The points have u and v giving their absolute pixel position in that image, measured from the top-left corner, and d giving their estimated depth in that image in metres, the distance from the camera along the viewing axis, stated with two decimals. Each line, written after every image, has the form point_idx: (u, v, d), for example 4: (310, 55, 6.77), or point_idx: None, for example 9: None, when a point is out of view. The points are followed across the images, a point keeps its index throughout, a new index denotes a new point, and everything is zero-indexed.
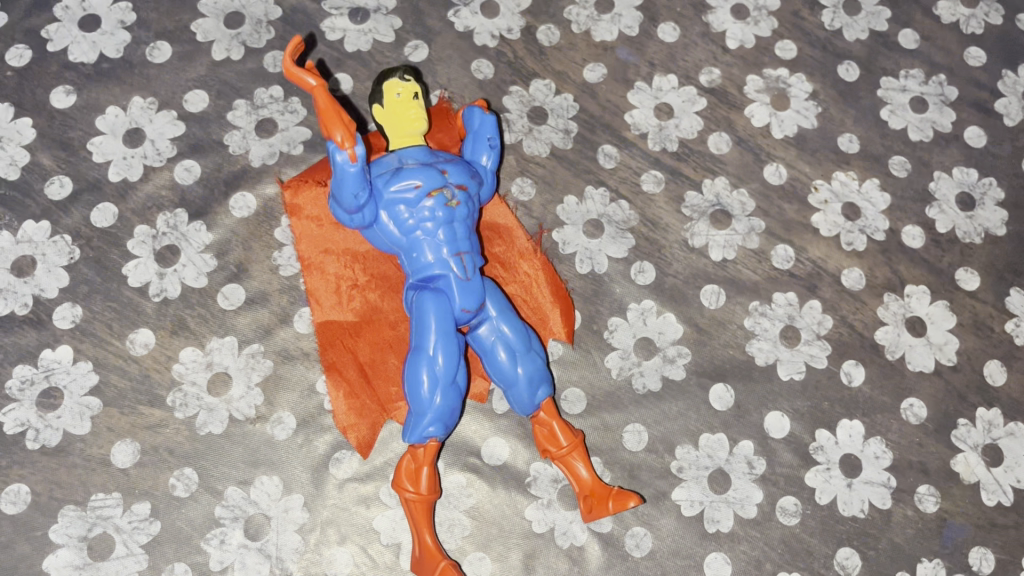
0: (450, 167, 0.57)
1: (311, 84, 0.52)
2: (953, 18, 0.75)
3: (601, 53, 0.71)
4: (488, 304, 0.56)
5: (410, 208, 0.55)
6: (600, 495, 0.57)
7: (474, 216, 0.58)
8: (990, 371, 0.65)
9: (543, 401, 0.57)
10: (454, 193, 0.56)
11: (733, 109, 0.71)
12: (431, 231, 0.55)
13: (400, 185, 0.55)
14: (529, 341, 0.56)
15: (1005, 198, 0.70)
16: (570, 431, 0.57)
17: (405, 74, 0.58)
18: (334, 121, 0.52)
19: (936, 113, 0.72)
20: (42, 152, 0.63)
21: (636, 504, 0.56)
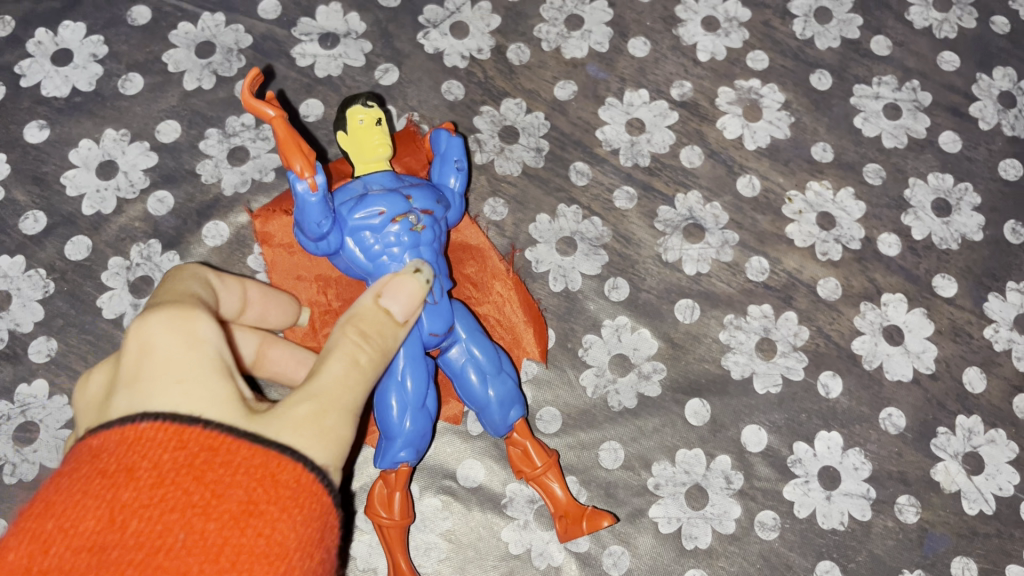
0: (415, 192, 0.57)
1: (271, 114, 0.51)
2: (926, 23, 0.75)
3: (572, 70, 0.71)
4: (457, 326, 0.56)
5: (375, 234, 0.55)
6: (574, 514, 0.56)
7: (441, 239, 0.58)
8: (969, 378, 0.64)
9: (516, 422, 0.57)
10: (419, 218, 0.56)
11: (705, 122, 0.71)
12: (397, 256, 0.55)
13: (364, 212, 0.55)
14: (500, 363, 0.57)
15: (982, 203, 0.70)
16: (544, 450, 0.57)
17: (367, 100, 0.58)
18: (295, 150, 0.52)
19: (910, 119, 0.72)
20: (17, 187, 0.64)
21: (609, 524, 0.56)
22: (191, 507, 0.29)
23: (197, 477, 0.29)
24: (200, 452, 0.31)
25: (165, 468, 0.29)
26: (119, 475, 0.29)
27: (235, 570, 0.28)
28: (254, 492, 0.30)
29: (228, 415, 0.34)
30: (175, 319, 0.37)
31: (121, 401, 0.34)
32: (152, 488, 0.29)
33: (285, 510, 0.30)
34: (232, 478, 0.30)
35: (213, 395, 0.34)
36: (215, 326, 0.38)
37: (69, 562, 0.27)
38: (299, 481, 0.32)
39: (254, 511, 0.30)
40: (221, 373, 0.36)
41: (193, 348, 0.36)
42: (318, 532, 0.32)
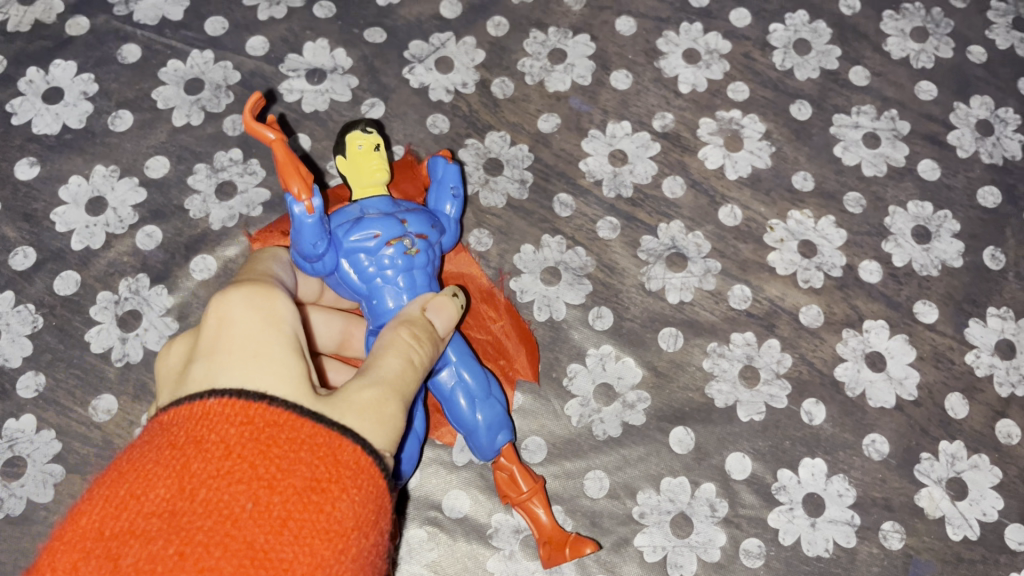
0: (410, 216, 0.58)
1: (272, 136, 0.52)
2: (903, 54, 0.77)
3: (555, 103, 0.72)
4: (448, 350, 0.56)
5: (370, 256, 0.56)
6: (559, 541, 0.57)
7: (436, 263, 0.59)
8: (952, 404, 0.65)
9: (504, 446, 0.57)
10: (413, 241, 0.57)
11: (687, 152, 0.72)
12: (390, 277, 0.56)
13: (360, 235, 0.56)
14: (489, 388, 0.57)
15: (961, 229, 0.70)
16: (530, 476, 0.58)
17: (366, 126, 0.59)
18: (296, 173, 0.53)
19: (889, 148, 0.73)
20: (7, 224, 0.65)
21: (592, 550, 0.57)
22: (257, 480, 0.31)
23: (263, 452, 0.32)
24: (266, 425, 0.33)
25: (239, 443, 0.32)
26: (195, 446, 0.32)
27: (296, 543, 0.31)
28: (316, 470, 0.33)
29: (298, 392, 0.36)
30: (254, 298, 0.41)
31: (199, 374, 0.37)
32: (221, 461, 0.32)
33: (347, 491, 0.33)
34: (298, 456, 0.33)
35: (284, 370, 0.37)
36: (289, 311, 0.42)
37: (140, 526, 0.30)
38: (357, 462, 0.34)
39: (318, 488, 0.32)
40: (292, 351, 0.39)
41: (270, 326, 0.40)
42: (373, 510, 0.34)
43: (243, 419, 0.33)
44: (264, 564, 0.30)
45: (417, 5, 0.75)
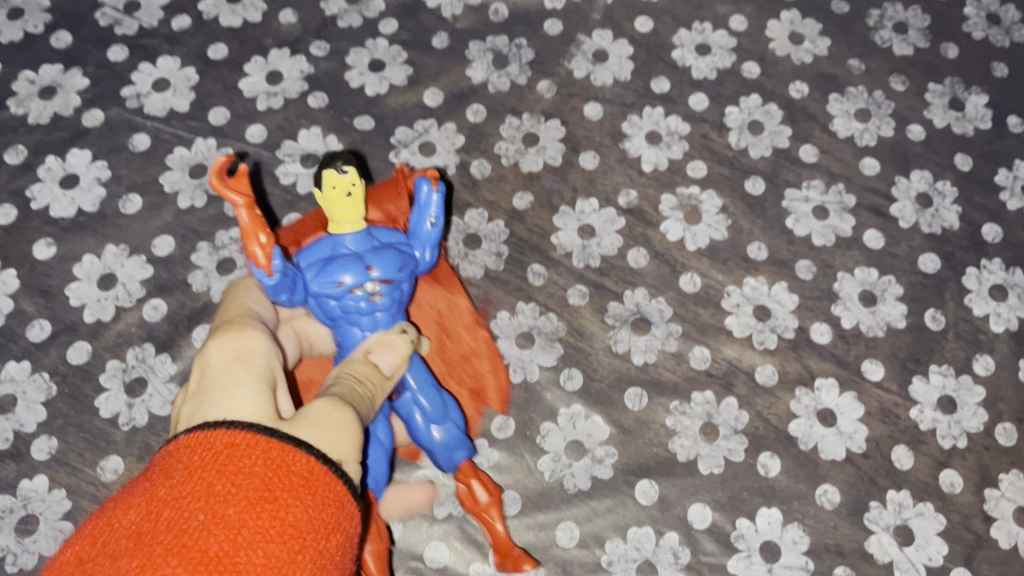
0: (377, 256, 0.61)
1: (235, 194, 0.56)
2: (849, 133, 0.84)
3: (528, 182, 0.79)
4: (408, 379, 0.60)
5: (336, 299, 0.60)
6: (506, 551, 0.64)
7: (403, 294, 0.63)
8: (898, 456, 0.70)
9: (461, 461, 0.63)
10: (377, 288, 0.60)
11: (650, 226, 0.78)
12: (352, 318, 0.61)
13: (325, 281, 0.60)
14: (445, 412, 0.62)
15: (905, 293, 0.76)
16: (489, 488, 0.64)
17: (342, 164, 0.59)
18: (257, 232, 0.57)
19: (837, 219, 0.79)
20: (25, 299, 0.71)
21: (531, 567, 0.64)
22: (213, 497, 0.33)
23: (224, 472, 0.35)
24: (225, 448, 0.36)
25: (204, 465, 0.35)
26: (165, 477, 0.35)
27: (251, 549, 0.33)
28: (269, 480, 0.35)
29: (256, 415, 0.41)
30: (229, 345, 0.47)
31: (187, 414, 0.44)
32: (181, 482, 0.35)
33: (298, 497, 0.35)
34: (255, 475, 0.35)
35: (247, 400, 0.42)
36: (258, 351, 0.48)
37: (105, 551, 0.33)
38: (310, 472, 0.36)
39: (273, 501, 0.34)
40: (261, 385, 0.44)
41: (241, 365, 0.46)
42: (334, 518, 0.36)
43: (207, 451, 0.36)
44: (218, 567, 0.32)
45: (403, 95, 0.82)
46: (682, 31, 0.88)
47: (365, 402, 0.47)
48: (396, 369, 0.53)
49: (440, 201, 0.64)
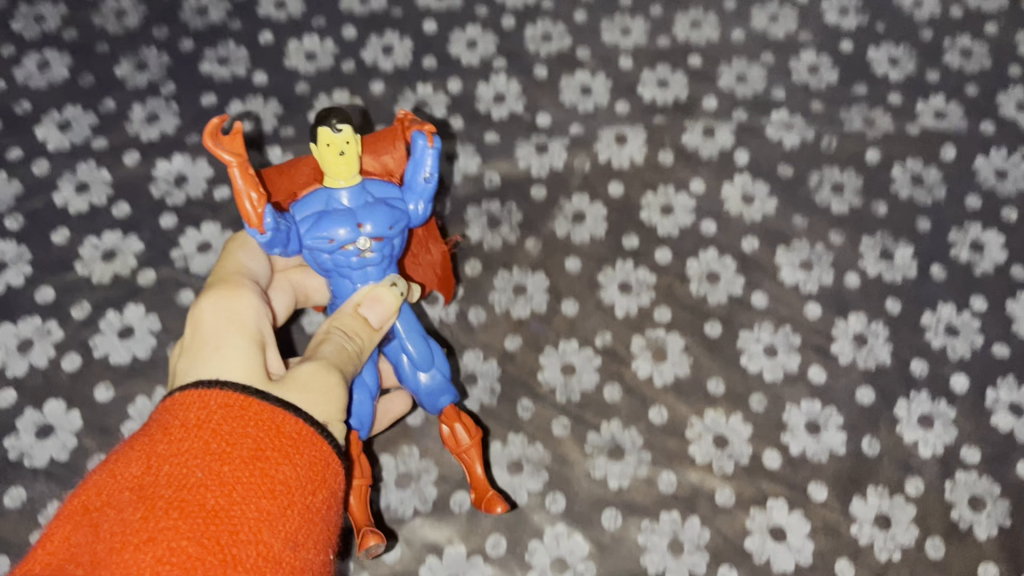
0: (368, 217, 0.74)
1: (229, 158, 0.66)
2: (794, 280, 0.97)
3: (518, 327, 0.92)
4: (398, 327, 0.77)
5: (329, 251, 0.74)
6: (482, 493, 0.79)
7: (391, 245, 0.76)
8: (840, 568, 0.80)
9: (446, 404, 0.79)
10: (366, 243, 0.74)
11: (623, 364, 0.91)
12: (344, 267, 0.75)
13: (320, 236, 0.73)
14: (430, 357, 0.78)
15: (845, 422, 0.88)
16: (470, 433, 0.80)
17: (336, 124, 0.70)
18: (250, 199, 0.67)
19: (786, 357, 0.92)
20: (87, 436, 0.82)
21: (501, 509, 0.78)
22: (210, 455, 0.48)
23: (216, 434, 0.49)
24: (219, 408, 0.51)
25: (200, 425, 0.49)
26: (164, 435, 0.49)
27: (243, 502, 0.47)
28: (259, 445, 0.49)
29: (246, 371, 0.57)
30: (222, 305, 0.65)
31: (185, 362, 0.60)
32: (182, 441, 0.48)
33: (285, 457, 0.50)
34: (244, 435, 0.50)
35: (239, 356, 0.59)
36: (246, 313, 0.65)
37: (123, 496, 0.46)
38: (296, 433, 0.52)
39: (261, 459, 0.49)
40: (253, 345, 0.61)
41: (235, 326, 0.63)
42: (312, 472, 0.51)
43: (200, 416, 0.50)
44: (215, 516, 0.45)
45: None
46: (649, 193, 1.02)
47: (345, 354, 0.64)
48: (384, 319, 0.71)
49: (430, 161, 0.75)
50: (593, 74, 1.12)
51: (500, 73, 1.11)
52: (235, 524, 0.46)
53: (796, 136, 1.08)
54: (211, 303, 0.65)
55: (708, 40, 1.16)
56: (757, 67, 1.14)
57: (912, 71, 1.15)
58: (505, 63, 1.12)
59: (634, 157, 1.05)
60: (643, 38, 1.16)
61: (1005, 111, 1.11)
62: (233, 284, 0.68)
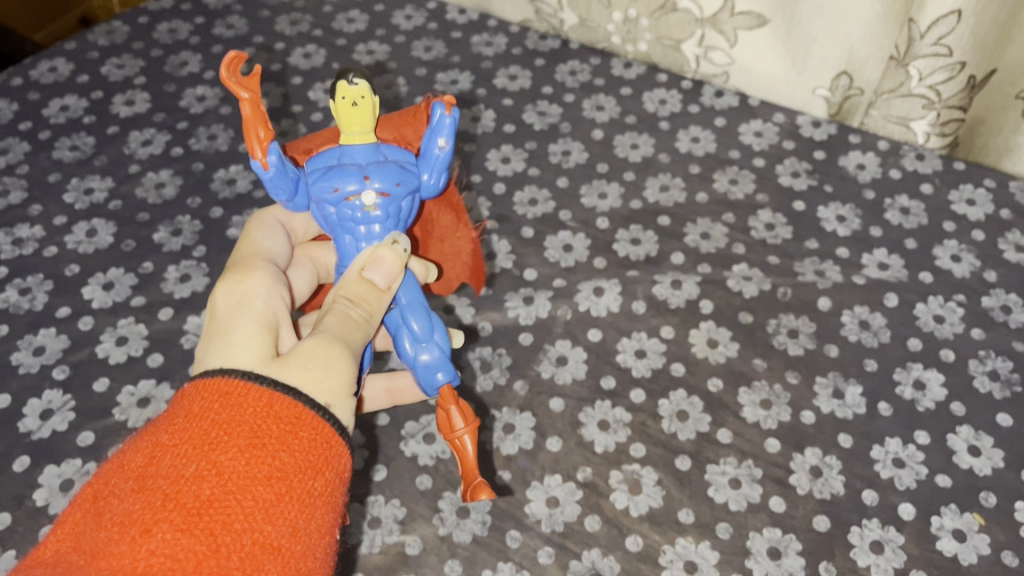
0: (376, 176, 0.88)
1: (245, 96, 0.84)
2: (755, 417, 1.08)
3: (507, 462, 1.03)
4: (399, 296, 0.89)
5: (333, 204, 0.89)
6: (470, 481, 0.86)
7: (396, 207, 0.90)
8: None
9: (442, 383, 0.89)
10: (370, 195, 0.88)
11: (601, 496, 1.01)
12: (348, 223, 0.89)
13: (328, 187, 0.88)
14: (430, 333, 0.89)
15: (803, 548, 0.97)
16: (466, 420, 0.88)
17: (353, 79, 0.88)
18: (260, 136, 0.85)
19: (748, 488, 1.02)
20: None
21: (485, 497, 0.85)
22: (208, 448, 0.56)
23: (216, 426, 0.57)
24: (221, 401, 0.59)
25: (203, 418, 0.58)
26: (172, 427, 0.58)
27: (236, 491, 0.54)
28: (254, 435, 0.57)
29: (253, 347, 0.68)
30: (233, 290, 0.77)
31: (204, 338, 0.72)
32: (184, 434, 0.57)
33: (279, 447, 0.58)
34: (243, 424, 0.58)
35: (246, 334, 0.69)
36: (253, 292, 0.77)
37: (129, 486, 0.54)
38: (294, 418, 0.60)
39: (256, 449, 0.57)
40: (258, 326, 0.72)
41: (241, 305, 0.74)
42: (306, 455, 0.59)
43: (204, 409, 0.59)
44: (208, 503, 0.53)
45: None
46: (624, 340, 1.15)
47: (347, 321, 0.74)
48: (390, 282, 0.81)
49: (444, 132, 0.90)
50: (574, 233, 1.27)
51: (492, 233, 1.26)
52: (229, 510, 0.54)
53: (754, 287, 1.21)
54: (224, 289, 0.77)
55: (676, 202, 1.32)
56: (719, 225, 1.29)
57: (857, 227, 1.29)
58: (496, 225, 1.27)
59: (610, 307, 1.18)
60: (617, 201, 1.32)
61: (942, 261, 1.24)
62: (247, 270, 0.80)
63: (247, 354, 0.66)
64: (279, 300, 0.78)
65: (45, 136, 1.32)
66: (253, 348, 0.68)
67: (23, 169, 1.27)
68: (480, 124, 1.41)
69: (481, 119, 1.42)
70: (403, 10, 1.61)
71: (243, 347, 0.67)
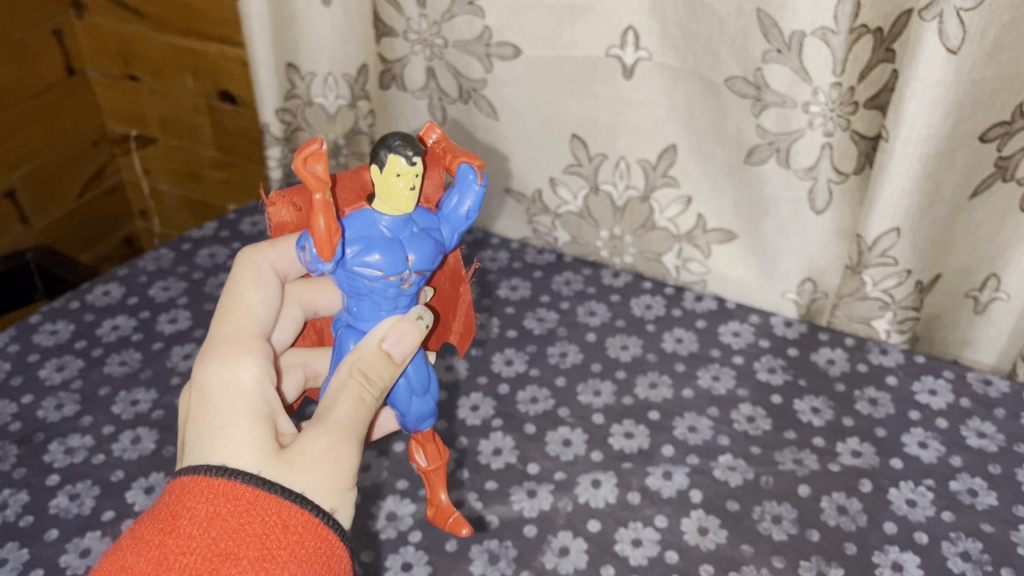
0: (414, 255, 0.98)
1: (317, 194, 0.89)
2: None
3: None
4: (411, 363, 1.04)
5: (371, 279, 0.97)
6: (451, 521, 1.20)
7: (421, 281, 1.01)
8: None
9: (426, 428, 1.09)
10: (408, 274, 0.98)
11: None
12: (377, 294, 0.98)
13: (371, 263, 0.95)
14: (427, 392, 1.06)
15: None
16: (437, 460, 1.17)
17: (411, 158, 0.94)
18: (331, 235, 0.91)
19: None
20: None
21: (466, 530, 1.20)
22: (221, 560, 0.73)
23: (228, 538, 0.74)
24: (231, 509, 0.76)
25: (215, 525, 0.75)
26: (186, 529, 0.74)
27: None
28: (262, 549, 0.75)
29: (257, 448, 0.82)
30: (225, 379, 0.88)
31: (201, 420, 0.85)
32: (199, 543, 0.74)
33: (282, 558, 0.75)
34: (254, 536, 0.75)
35: (247, 436, 0.83)
36: (243, 380, 0.88)
37: None
38: (298, 528, 0.78)
39: (264, 561, 0.74)
40: (254, 421, 0.85)
41: (236, 399, 0.87)
42: (305, 559, 0.77)
43: (218, 517, 0.75)
44: None
45: None
46: (622, 529, 1.24)
47: (355, 411, 0.88)
48: (404, 357, 0.97)
49: (474, 204, 1.03)
50: (572, 428, 1.39)
51: (497, 430, 1.39)
52: None
53: (738, 476, 1.32)
54: (215, 373, 0.88)
55: (664, 398, 1.45)
56: (704, 419, 1.41)
57: (831, 417, 1.41)
58: (501, 423, 1.40)
59: (607, 497, 1.29)
60: (611, 398, 1.45)
61: (910, 448, 1.36)
62: (239, 350, 0.91)
63: (252, 455, 0.81)
64: (268, 379, 0.90)
65: (98, 352, 1.48)
66: (254, 447, 0.82)
67: (76, 383, 1.42)
68: (485, 331, 1.57)
69: (486, 325, 1.58)
70: None
71: (244, 447, 0.82)
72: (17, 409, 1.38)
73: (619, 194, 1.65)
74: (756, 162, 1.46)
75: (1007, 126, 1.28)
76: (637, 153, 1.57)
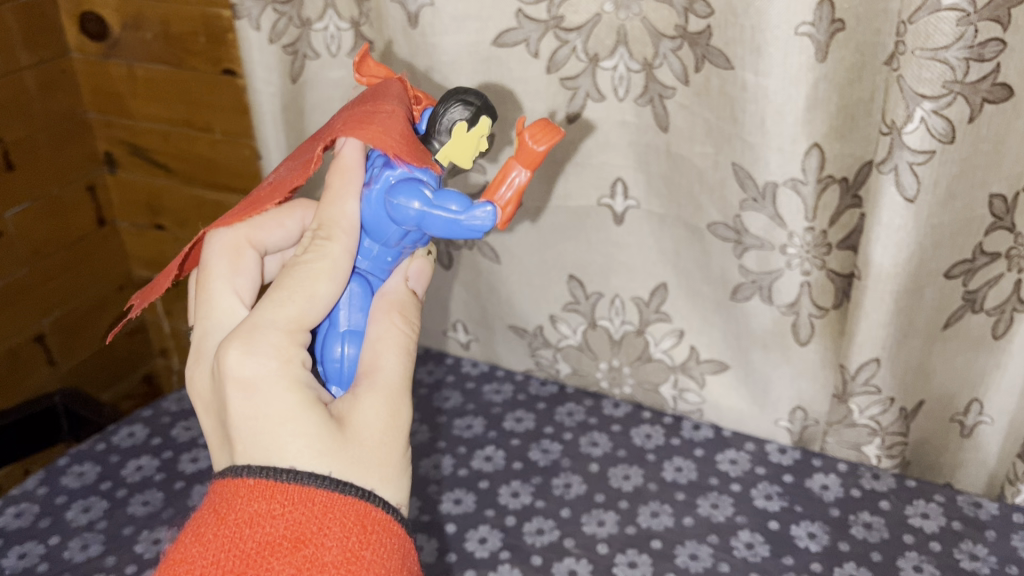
0: None
1: (525, 171, 1.01)
2: None
3: None
4: None
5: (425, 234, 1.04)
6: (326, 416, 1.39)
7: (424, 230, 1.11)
8: None
9: None
10: None
11: None
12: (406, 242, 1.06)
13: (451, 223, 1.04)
14: None
15: None
16: None
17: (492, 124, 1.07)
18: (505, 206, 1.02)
19: None
20: None
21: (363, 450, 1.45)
22: (309, 565, 0.77)
23: (314, 545, 0.78)
24: (308, 515, 0.80)
25: (297, 533, 0.79)
26: (271, 541, 0.78)
27: None
28: (346, 553, 0.79)
29: (322, 441, 0.85)
30: (271, 369, 0.88)
31: (255, 415, 0.86)
32: (285, 555, 0.77)
33: (367, 556, 0.80)
34: (336, 540, 0.79)
35: (310, 430, 0.85)
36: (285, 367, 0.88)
37: None
38: (375, 526, 0.82)
39: (349, 563, 0.79)
40: (308, 410, 0.87)
41: (285, 390, 0.87)
42: (388, 556, 0.81)
43: (299, 524, 0.79)
44: None
45: None
46: None
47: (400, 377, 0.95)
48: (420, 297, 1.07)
49: None
50: (577, 559, 1.44)
51: (505, 561, 1.44)
52: None
53: None
54: (261, 364, 0.87)
55: (666, 526, 1.50)
56: (705, 546, 1.46)
57: (827, 542, 1.46)
58: (508, 554, 1.45)
59: None
60: (614, 527, 1.50)
61: (906, 572, 1.40)
62: (278, 334, 0.90)
63: (324, 446, 0.85)
64: (306, 360, 0.91)
65: (121, 493, 1.55)
66: (321, 438, 0.85)
67: (101, 524, 1.49)
68: (491, 463, 1.64)
69: (493, 457, 1.65)
70: (426, 364, 1.88)
71: (315, 439, 0.85)
72: (44, 551, 1.44)
73: (616, 328, 1.76)
74: (741, 298, 1.57)
75: (970, 263, 1.39)
76: (631, 291, 1.69)
